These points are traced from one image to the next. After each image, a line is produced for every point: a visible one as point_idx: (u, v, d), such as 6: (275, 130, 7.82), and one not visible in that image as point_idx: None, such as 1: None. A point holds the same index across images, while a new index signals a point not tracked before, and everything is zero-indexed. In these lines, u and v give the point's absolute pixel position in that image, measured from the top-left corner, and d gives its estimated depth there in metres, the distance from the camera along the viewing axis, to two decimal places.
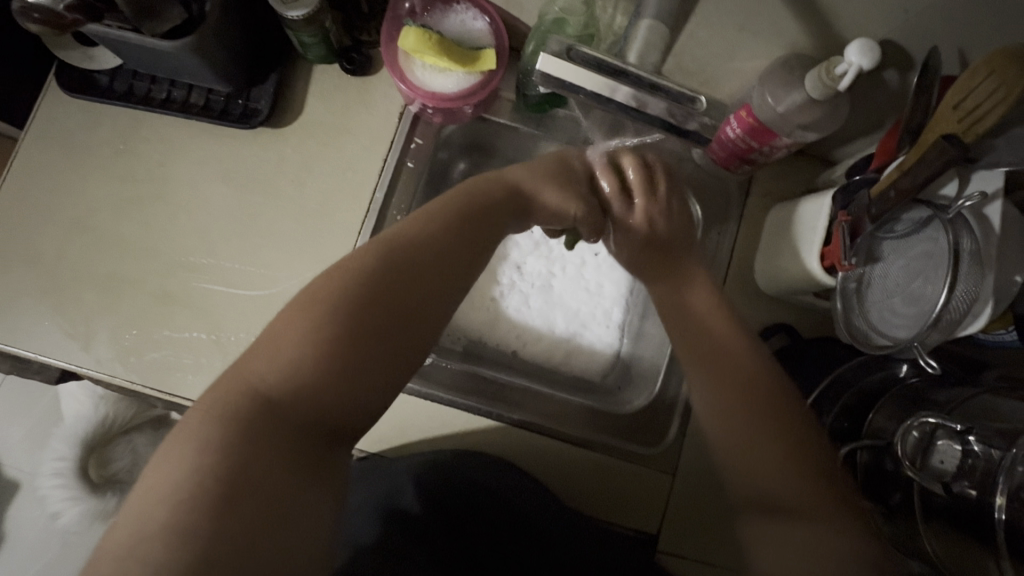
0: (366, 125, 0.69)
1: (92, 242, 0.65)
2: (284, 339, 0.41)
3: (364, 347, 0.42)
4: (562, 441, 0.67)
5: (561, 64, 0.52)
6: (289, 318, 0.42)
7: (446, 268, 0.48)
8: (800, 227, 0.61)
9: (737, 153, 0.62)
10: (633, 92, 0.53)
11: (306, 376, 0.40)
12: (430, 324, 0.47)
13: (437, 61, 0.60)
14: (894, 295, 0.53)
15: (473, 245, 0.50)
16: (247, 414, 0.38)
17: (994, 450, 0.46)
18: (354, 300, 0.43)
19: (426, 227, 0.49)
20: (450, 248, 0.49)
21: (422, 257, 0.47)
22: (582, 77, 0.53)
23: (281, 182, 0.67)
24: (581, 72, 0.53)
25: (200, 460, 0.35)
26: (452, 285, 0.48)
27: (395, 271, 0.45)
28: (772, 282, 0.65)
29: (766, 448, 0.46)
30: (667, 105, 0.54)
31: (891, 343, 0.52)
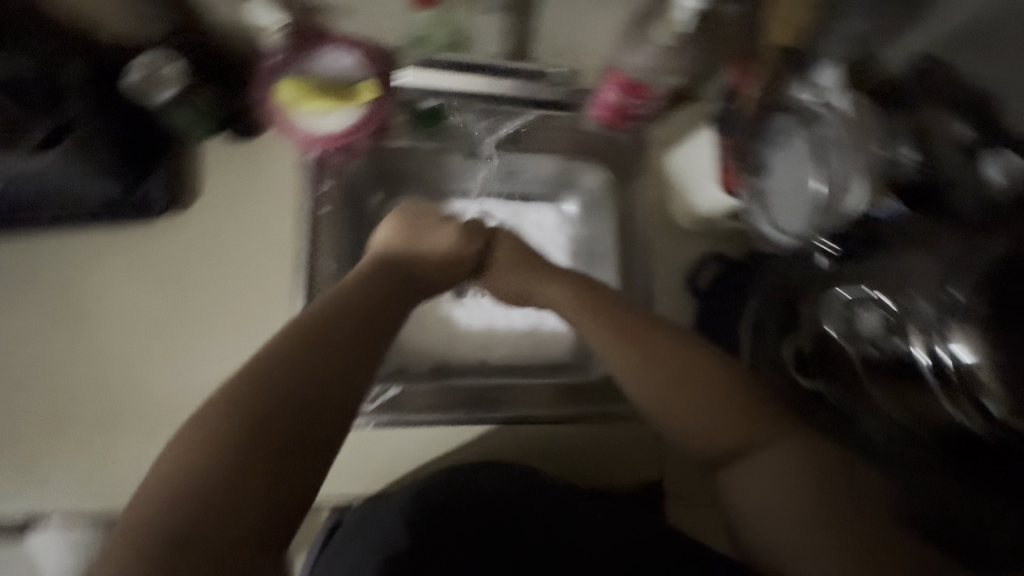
0: (269, 184, 0.69)
1: (17, 380, 0.62)
2: (194, 448, 0.38)
3: (283, 447, 0.39)
4: (548, 425, 0.69)
5: (424, 74, 0.62)
6: (190, 432, 0.39)
7: (352, 336, 0.46)
8: (691, 163, 0.69)
9: (621, 112, 0.68)
10: (491, 81, 0.62)
11: (242, 483, 0.37)
12: (353, 397, 0.44)
13: (319, 104, 0.62)
14: (789, 196, 0.59)
15: (377, 313, 0.49)
16: (154, 549, 0.34)
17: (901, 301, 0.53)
18: (263, 396, 0.40)
19: (326, 307, 0.47)
20: (352, 322, 0.47)
21: (312, 333, 0.45)
22: (452, 80, 0.62)
23: (200, 265, 0.66)
24: (441, 76, 0.62)
25: None
26: (365, 358, 0.46)
27: (303, 350, 0.43)
28: (691, 218, 0.71)
29: (711, 418, 0.49)
30: (523, 83, 0.63)
31: (796, 234, 0.58)
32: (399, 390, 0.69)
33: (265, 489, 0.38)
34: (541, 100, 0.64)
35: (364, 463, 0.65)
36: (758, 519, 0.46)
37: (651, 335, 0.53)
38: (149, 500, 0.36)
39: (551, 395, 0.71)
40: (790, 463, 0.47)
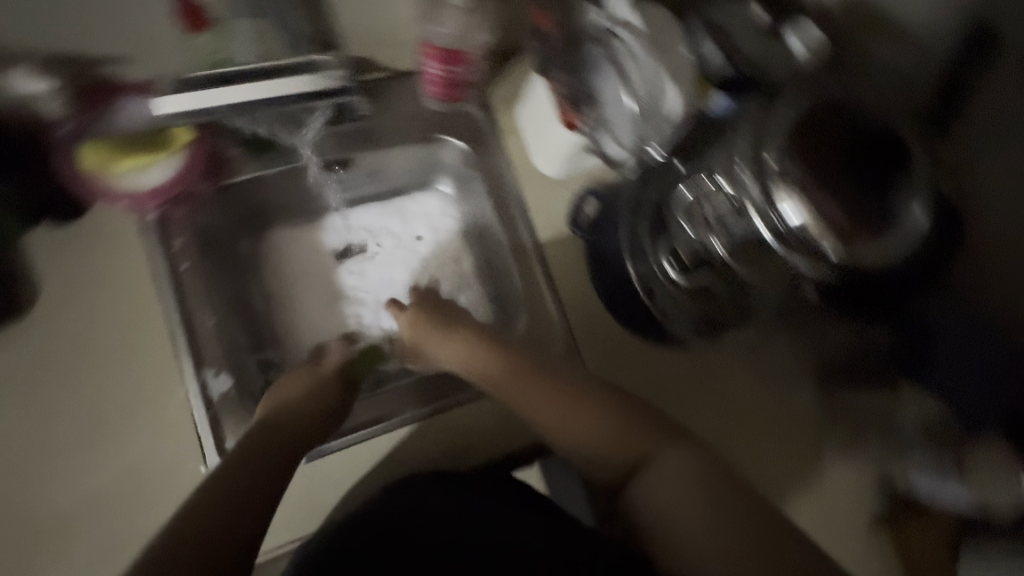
0: (114, 259, 0.64)
1: None
2: None
3: None
4: (481, 400, 0.69)
5: (179, 98, 0.56)
6: None
7: (241, 493, 0.50)
8: (537, 109, 0.70)
9: (452, 83, 0.69)
10: (259, 84, 0.57)
11: None
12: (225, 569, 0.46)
13: (132, 163, 0.61)
14: (619, 118, 0.62)
15: (275, 462, 0.54)
16: None
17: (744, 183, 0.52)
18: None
19: (228, 460, 0.53)
20: (250, 471, 0.52)
21: (202, 505, 0.48)
22: (207, 97, 0.56)
23: (70, 362, 0.62)
24: (196, 96, 0.56)
25: None
26: (262, 511, 0.50)
27: (200, 505, 0.48)
28: (552, 162, 0.73)
29: (604, 427, 0.54)
30: (298, 79, 0.58)
31: (626, 149, 0.64)
32: None
33: None
34: (316, 90, 0.59)
35: (313, 492, 0.65)
36: (657, 516, 0.49)
37: (524, 369, 0.60)
38: None
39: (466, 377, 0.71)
40: (688, 472, 0.50)
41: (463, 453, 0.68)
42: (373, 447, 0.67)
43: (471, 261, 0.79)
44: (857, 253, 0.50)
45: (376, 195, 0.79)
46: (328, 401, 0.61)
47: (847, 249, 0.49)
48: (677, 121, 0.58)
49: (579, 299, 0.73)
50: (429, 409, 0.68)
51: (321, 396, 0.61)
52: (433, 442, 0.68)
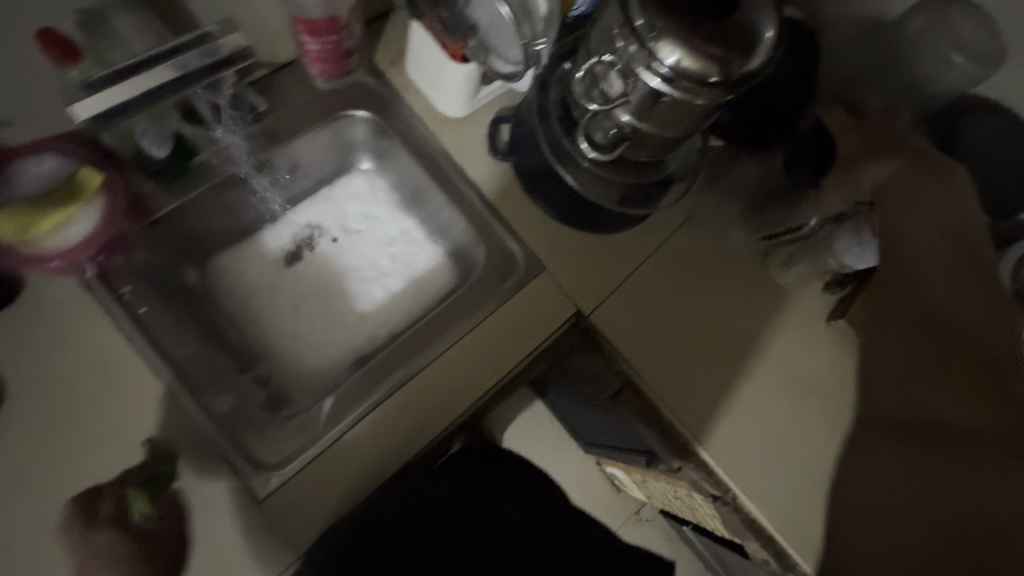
0: (70, 325, 0.63)
1: None
2: None
3: None
4: (470, 336, 0.73)
5: (89, 102, 0.52)
6: None
7: None
8: (426, 56, 0.74)
9: (334, 54, 0.71)
10: (170, 67, 0.55)
11: None
12: None
13: (52, 221, 0.57)
14: (497, 32, 0.69)
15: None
16: None
17: (627, 43, 0.58)
18: None
19: None
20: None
21: None
22: (117, 94, 0.53)
23: (55, 437, 0.60)
24: (108, 96, 0.53)
25: None
26: None
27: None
28: (454, 103, 0.77)
29: (694, 398, 0.78)
30: (198, 54, 0.56)
31: (513, 60, 0.70)
32: (332, 401, 0.68)
33: None
34: (207, 65, 0.56)
35: (349, 476, 0.66)
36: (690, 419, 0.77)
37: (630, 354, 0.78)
38: None
39: (422, 336, 0.73)
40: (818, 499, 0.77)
41: (451, 401, 0.71)
42: (370, 428, 0.67)
43: (414, 224, 0.86)
44: (736, 67, 0.57)
45: (307, 194, 0.85)
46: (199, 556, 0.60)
47: (726, 70, 0.56)
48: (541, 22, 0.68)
49: (522, 222, 0.79)
50: (405, 376, 0.70)
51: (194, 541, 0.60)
52: (425, 401, 0.70)
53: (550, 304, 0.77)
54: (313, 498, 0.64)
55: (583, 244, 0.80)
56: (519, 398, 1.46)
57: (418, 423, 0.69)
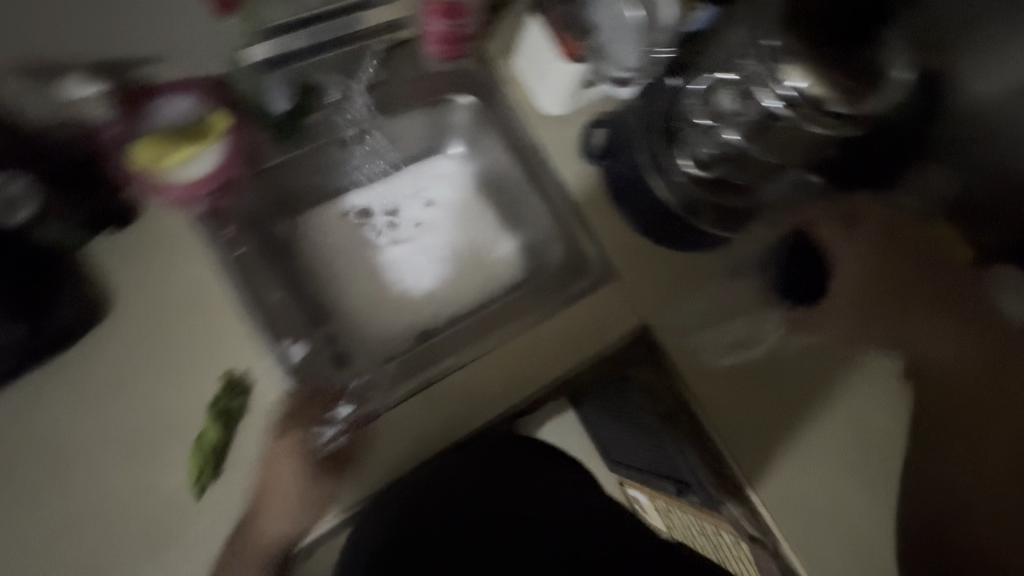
0: (173, 255, 0.67)
1: (36, 552, 0.59)
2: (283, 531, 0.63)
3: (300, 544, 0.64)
4: (534, 330, 0.73)
5: (271, 42, 0.67)
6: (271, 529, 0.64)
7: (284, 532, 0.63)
8: (537, 52, 0.74)
9: (453, 37, 0.73)
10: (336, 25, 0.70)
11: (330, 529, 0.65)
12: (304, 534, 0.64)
13: (183, 153, 0.63)
14: (615, 38, 0.70)
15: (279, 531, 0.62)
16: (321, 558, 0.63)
17: (757, 64, 0.59)
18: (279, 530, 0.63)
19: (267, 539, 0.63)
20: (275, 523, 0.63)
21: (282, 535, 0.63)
22: (295, 38, 0.68)
23: (145, 356, 0.64)
24: (287, 39, 0.68)
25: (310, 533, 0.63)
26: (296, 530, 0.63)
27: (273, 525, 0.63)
28: (558, 101, 0.77)
29: (748, 436, 0.75)
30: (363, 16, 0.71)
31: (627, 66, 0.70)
32: (392, 366, 0.70)
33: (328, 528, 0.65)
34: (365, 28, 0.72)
35: (398, 444, 0.67)
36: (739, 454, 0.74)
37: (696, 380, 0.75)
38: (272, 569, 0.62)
39: (492, 319, 0.75)
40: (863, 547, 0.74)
41: (511, 391, 0.71)
42: (400, 414, 0.67)
43: (491, 213, 0.87)
44: (864, 102, 0.55)
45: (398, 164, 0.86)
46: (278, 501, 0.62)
47: (852, 104, 0.55)
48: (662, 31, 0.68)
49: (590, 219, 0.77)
50: (464, 359, 0.70)
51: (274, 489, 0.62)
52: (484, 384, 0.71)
53: (617, 313, 0.75)
54: (342, 486, 0.65)
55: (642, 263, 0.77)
56: (551, 407, 1.44)
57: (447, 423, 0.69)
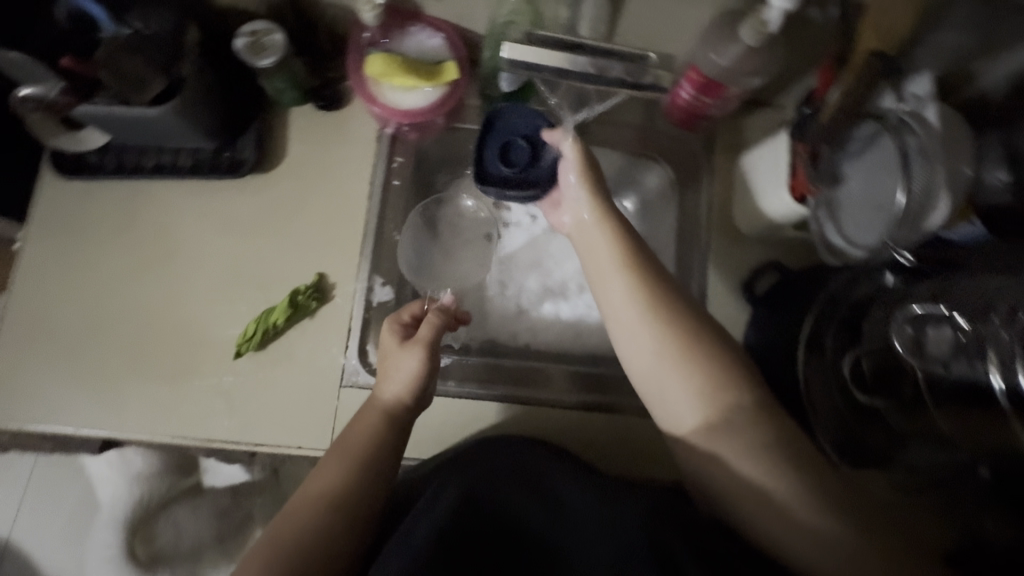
0: (347, 153, 0.72)
1: (108, 314, 0.66)
2: (306, 551, 0.49)
3: (321, 524, 0.50)
4: (582, 412, 0.71)
5: (523, 48, 0.55)
6: (289, 544, 0.49)
7: (309, 537, 0.50)
8: (766, 169, 0.68)
9: (693, 110, 0.68)
10: (591, 60, 0.55)
11: (342, 503, 0.52)
12: (337, 524, 0.51)
13: (405, 81, 0.64)
14: (858, 209, 0.57)
15: (308, 548, 0.49)
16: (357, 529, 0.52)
17: (979, 326, 0.50)
18: (296, 540, 0.49)
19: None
20: (297, 538, 0.49)
21: (301, 539, 0.49)
22: (548, 55, 0.55)
23: (276, 218, 0.70)
24: (540, 52, 0.55)
25: (341, 514, 0.51)
26: (329, 531, 0.50)
27: (303, 541, 0.49)
28: (752, 223, 0.72)
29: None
30: (623, 65, 0.56)
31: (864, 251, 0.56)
32: (449, 360, 0.72)
33: (342, 504, 0.52)
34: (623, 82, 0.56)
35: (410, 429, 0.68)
36: None
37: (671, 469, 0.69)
38: (332, 516, 0.51)
39: (590, 383, 0.73)
40: None
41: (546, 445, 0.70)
42: (399, 370, 0.58)
43: None
44: None
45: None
46: (297, 508, 0.52)
47: None
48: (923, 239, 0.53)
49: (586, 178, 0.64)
50: (534, 399, 0.71)
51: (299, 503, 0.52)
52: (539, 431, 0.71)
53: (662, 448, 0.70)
54: (316, 487, 0.53)
55: (624, 310, 0.58)
56: None
57: (394, 452, 0.56)
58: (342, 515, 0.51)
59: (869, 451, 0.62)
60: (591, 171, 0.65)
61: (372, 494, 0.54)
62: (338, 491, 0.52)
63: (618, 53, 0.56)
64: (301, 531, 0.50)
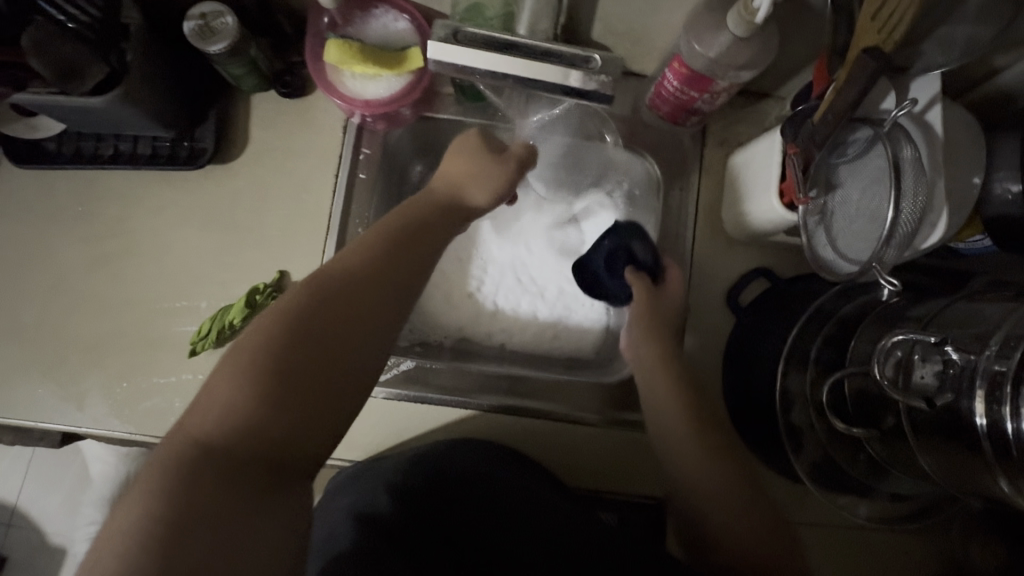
0: (312, 143, 0.68)
1: (67, 306, 0.65)
2: (327, 302, 0.45)
3: (351, 288, 0.46)
4: (555, 422, 0.68)
5: (449, 49, 0.48)
6: (305, 300, 0.45)
7: (337, 295, 0.46)
8: (756, 170, 0.61)
9: (681, 104, 0.63)
10: (526, 62, 0.48)
11: (379, 271, 0.48)
12: (372, 301, 0.47)
13: (365, 69, 0.60)
14: (854, 220, 0.52)
15: (337, 309, 0.45)
16: (391, 303, 0.48)
17: (970, 356, 0.43)
18: (318, 298, 0.45)
19: (301, 321, 0.44)
20: (324, 292, 0.46)
21: (323, 295, 0.45)
22: (480, 56, 0.48)
23: (238, 210, 0.67)
24: (471, 53, 0.48)
25: (375, 276, 0.48)
26: (366, 295, 0.46)
27: (326, 296, 0.45)
28: (740, 228, 0.66)
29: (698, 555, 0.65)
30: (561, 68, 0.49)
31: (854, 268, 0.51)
32: (414, 364, 0.69)
33: (377, 275, 0.48)
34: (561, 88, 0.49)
35: (373, 433, 0.67)
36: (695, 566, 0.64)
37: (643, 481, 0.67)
38: (363, 284, 0.47)
39: (560, 388, 0.70)
40: None
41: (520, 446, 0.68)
42: (468, 174, 0.57)
43: None
44: None
45: (563, 185, 0.74)
46: (332, 264, 0.48)
47: None
48: (909, 255, 0.51)
49: (649, 332, 0.61)
50: (506, 406, 0.68)
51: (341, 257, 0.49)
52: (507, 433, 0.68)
53: (629, 459, 0.68)
54: (359, 248, 0.49)
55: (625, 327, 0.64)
56: None
57: (442, 236, 0.54)
58: (376, 281, 0.47)
59: (847, 480, 0.59)
60: (653, 310, 0.62)
61: (411, 270, 0.50)
62: (376, 262, 0.48)
63: (552, 55, 0.50)
64: (331, 281, 0.46)
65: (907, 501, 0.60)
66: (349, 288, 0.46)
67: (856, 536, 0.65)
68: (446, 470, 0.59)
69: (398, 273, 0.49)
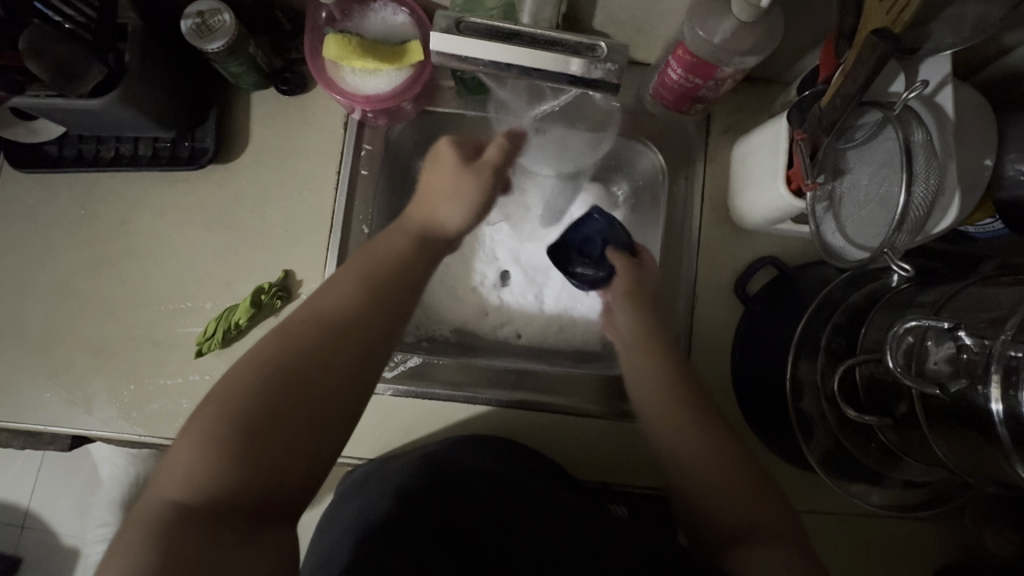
0: (312, 141, 0.68)
1: (73, 310, 0.65)
2: (288, 360, 0.43)
3: (313, 344, 0.44)
4: (562, 415, 0.68)
5: (452, 41, 0.48)
6: (265, 363, 0.43)
7: (295, 356, 0.43)
8: (761, 157, 0.61)
9: (685, 92, 0.62)
10: (529, 51, 0.48)
11: (344, 325, 0.46)
12: (334, 358, 0.45)
13: (365, 63, 0.59)
14: (864, 205, 0.51)
15: (297, 368, 0.43)
16: (357, 355, 0.46)
17: (985, 340, 0.43)
18: (278, 359, 0.43)
19: (257, 387, 0.41)
20: (285, 352, 0.44)
21: (282, 357, 0.43)
22: (484, 47, 0.48)
23: (240, 210, 0.67)
24: (473, 43, 0.48)
25: (342, 330, 0.46)
26: (328, 351, 0.45)
27: (285, 358, 0.43)
28: (745, 217, 0.66)
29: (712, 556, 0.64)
30: (565, 56, 0.48)
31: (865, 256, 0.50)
32: (420, 360, 0.68)
33: (341, 330, 0.46)
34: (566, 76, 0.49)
35: (382, 429, 0.67)
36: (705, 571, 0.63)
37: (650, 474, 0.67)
38: (324, 343, 0.45)
39: (568, 383, 0.69)
40: None
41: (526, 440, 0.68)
42: (449, 186, 0.60)
43: None
44: None
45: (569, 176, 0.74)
46: (292, 322, 0.46)
47: None
48: (919, 241, 0.50)
49: (639, 316, 0.65)
50: (513, 399, 0.68)
51: (302, 313, 0.47)
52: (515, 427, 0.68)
53: (636, 452, 0.67)
54: (320, 306, 0.48)
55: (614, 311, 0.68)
56: None
57: (411, 288, 0.52)
58: (340, 337, 0.46)
59: (858, 467, 0.58)
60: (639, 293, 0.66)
61: (377, 324, 0.48)
62: (341, 315, 0.47)
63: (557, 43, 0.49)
64: (290, 342, 0.44)
65: (918, 488, 0.60)
66: (311, 344, 0.44)
67: (868, 524, 0.65)
68: (453, 471, 0.58)
69: (365, 324, 0.47)
